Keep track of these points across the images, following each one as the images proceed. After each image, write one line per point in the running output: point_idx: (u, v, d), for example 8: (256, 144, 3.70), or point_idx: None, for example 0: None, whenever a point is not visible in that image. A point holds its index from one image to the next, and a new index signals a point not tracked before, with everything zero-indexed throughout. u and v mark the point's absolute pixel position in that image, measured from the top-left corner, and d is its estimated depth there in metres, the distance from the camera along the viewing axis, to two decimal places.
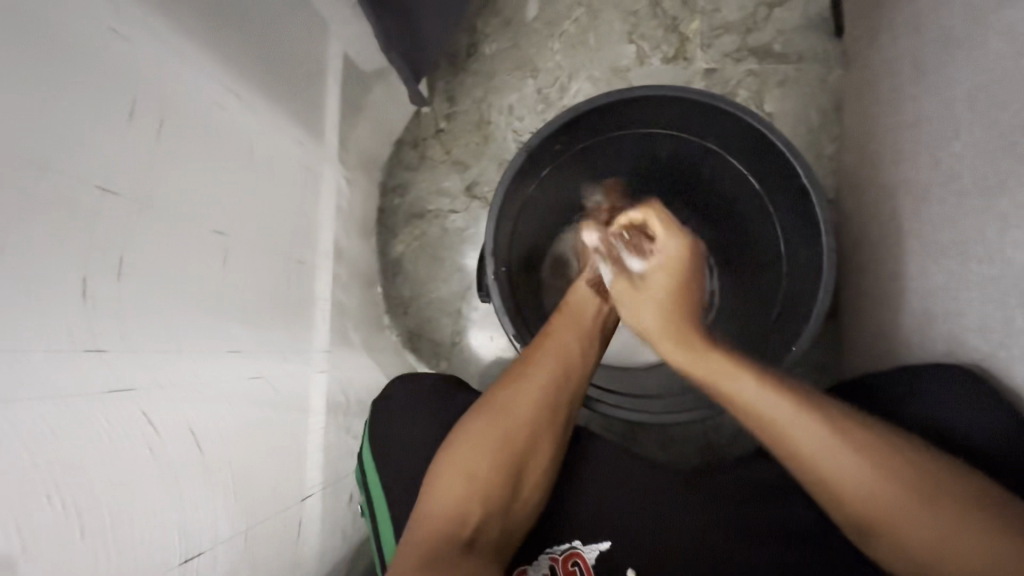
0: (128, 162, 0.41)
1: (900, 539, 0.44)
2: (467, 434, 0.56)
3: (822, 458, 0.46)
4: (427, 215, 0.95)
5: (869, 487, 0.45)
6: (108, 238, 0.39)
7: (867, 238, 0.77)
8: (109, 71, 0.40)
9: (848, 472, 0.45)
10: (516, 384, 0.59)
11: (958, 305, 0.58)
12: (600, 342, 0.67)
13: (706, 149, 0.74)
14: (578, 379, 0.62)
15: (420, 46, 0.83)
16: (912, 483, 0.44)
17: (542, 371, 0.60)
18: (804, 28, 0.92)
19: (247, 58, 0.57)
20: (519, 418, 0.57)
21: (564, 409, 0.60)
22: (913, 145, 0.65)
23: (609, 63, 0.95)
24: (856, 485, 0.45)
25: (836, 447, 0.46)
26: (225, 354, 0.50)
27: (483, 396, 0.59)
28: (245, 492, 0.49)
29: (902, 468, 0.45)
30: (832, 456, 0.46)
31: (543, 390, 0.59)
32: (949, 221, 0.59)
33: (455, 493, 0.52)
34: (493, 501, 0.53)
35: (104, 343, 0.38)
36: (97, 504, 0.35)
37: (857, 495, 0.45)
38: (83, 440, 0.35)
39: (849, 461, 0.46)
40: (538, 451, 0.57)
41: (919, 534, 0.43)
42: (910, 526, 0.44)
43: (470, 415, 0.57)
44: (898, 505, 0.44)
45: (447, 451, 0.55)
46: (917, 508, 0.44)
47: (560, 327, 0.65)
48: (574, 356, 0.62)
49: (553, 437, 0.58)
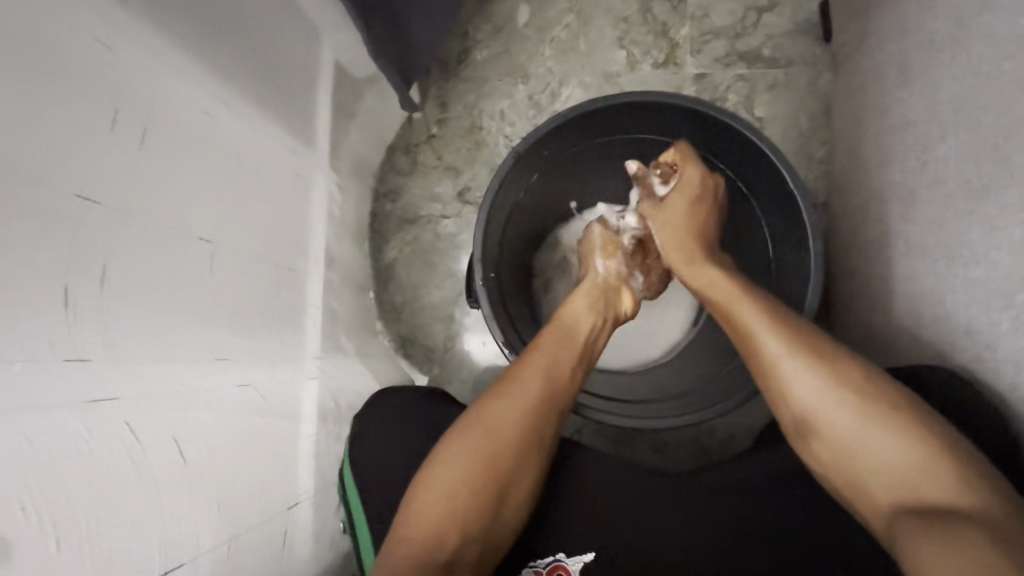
0: (111, 170, 0.41)
1: (841, 446, 0.48)
2: (452, 452, 0.55)
3: (785, 372, 0.52)
4: (419, 221, 0.95)
5: (824, 399, 0.49)
6: (91, 247, 0.39)
7: (857, 241, 0.77)
8: (94, 80, 0.40)
9: (809, 388, 0.50)
10: (503, 401, 0.59)
11: (946, 308, 0.59)
12: (586, 358, 0.67)
13: (696, 154, 0.74)
14: (563, 396, 0.62)
15: (412, 52, 0.83)
16: (865, 400, 0.48)
17: (531, 389, 0.60)
18: (793, 33, 0.93)
19: (236, 65, 0.58)
20: (505, 437, 0.56)
21: (548, 428, 0.59)
22: (901, 148, 0.65)
23: (600, 68, 0.95)
24: (813, 396, 0.50)
25: (801, 363, 0.51)
26: (212, 362, 0.50)
27: (468, 413, 0.58)
28: (231, 501, 0.49)
29: (859, 387, 0.49)
30: (796, 369, 0.51)
31: (529, 409, 0.59)
32: (936, 224, 0.59)
33: (437, 511, 0.51)
34: (475, 521, 0.52)
35: (86, 353, 0.38)
36: (77, 515, 0.35)
37: (813, 405, 0.50)
38: (61, 451, 0.35)
39: (811, 375, 0.50)
40: (522, 473, 0.57)
41: (859, 444, 0.47)
42: (852, 436, 0.48)
43: (455, 433, 0.57)
44: (844, 415, 0.48)
45: (431, 469, 0.54)
46: (862, 423, 0.48)
47: (551, 343, 0.64)
48: (561, 373, 0.62)
49: (537, 458, 0.58)
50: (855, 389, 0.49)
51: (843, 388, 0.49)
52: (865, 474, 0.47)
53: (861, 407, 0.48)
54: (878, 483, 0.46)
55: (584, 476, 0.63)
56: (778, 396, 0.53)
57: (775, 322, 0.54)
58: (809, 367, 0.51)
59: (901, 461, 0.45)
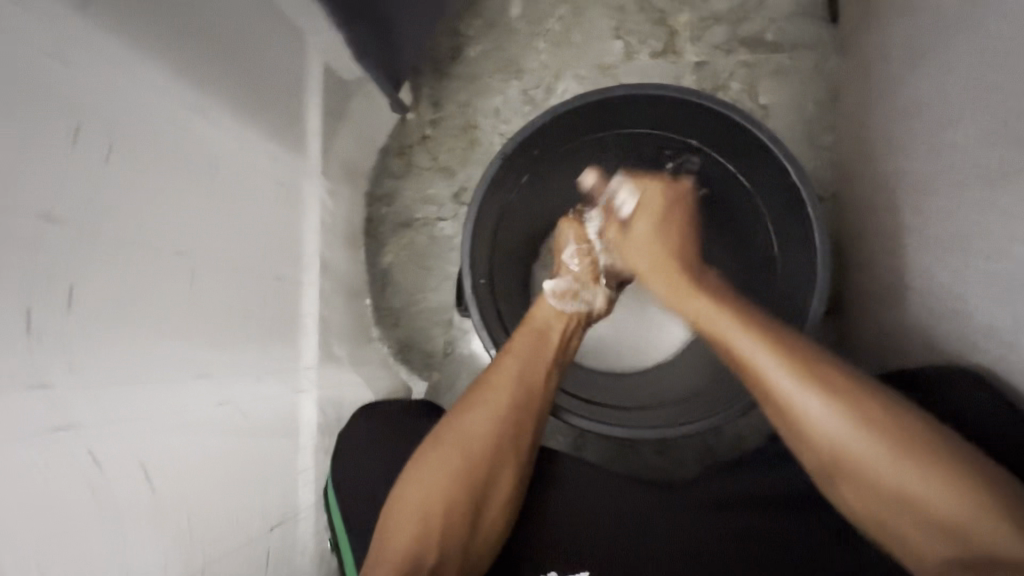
0: (73, 193, 0.39)
1: (885, 491, 0.45)
2: (423, 468, 0.54)
3: (846, 442, 0.46)
4: (414, 224, 0.93)
5: (861, 447, 0.46)
6: (56, 270, 0.37)
7: (868, 231, 0.73)
8: (52, 94, 0.38)
9: (844, 435, 0.46)
10: (475, 402, 0.58)
11: (964, 304, 0.55)
12: (562, 360, 0.65)
13: (692, 146, 0.71)
14: (538, 402, 0.60)
15: (399, 51, 0.81)
16: (900, 436, 0.45)
17: (501, 392, 0.58)
18: (797, 15, 0.89)
19: (213, 73, 0.56)
20: (470, 449, 0.55)
21: (523, 434, 0.58)
22: (915, 133, 0.61)
23: (596, 60, 0.92)
24: (863, 457, 0.46)
25: (805, 387, 0.49)
26: (187, 381, 0.48)
27: (440, 422, 0.58)
28: (202, 528, 0.47)
29: (891, 423, 0.46)
30: (829, 415, 0.47)
31: (501, 415, 0.57)
32: (951, 215, 0.56)
33: (415, 521, 0.51)
34: (450, 534, 0.51)
35: (50, 380, 0.36)
36: (29, 555, 0.33)
37: (856, 456, 0.46)
38: (9, 489, 0.33)
39: (840, 419, 0.47)
40: (495, 485, 0.55)
41: (916, 485, 0.43)
42: (897, 480, 0.44)
43: (428, 438, 0.56)
44: (885, 462, 0.45)
45: (405, 482, 0.53)
46: (897, 464, 0.44)
47: (520, 342, 0.63)
48: (536, 374, 0.61)
49: (513, 464, 0.57)
50: (868, 418, 0.46)
51: (891, 433, 0.45)
52: (912, 516, 0.44)
53: (885, 436, 0.45)
54: (924, 527, 0.43)
55: (577, 489, 0.61)
56: (798, 438, 0.49)
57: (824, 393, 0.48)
58: (828, 405, 0.47)
59: (946, 498, 0.42)
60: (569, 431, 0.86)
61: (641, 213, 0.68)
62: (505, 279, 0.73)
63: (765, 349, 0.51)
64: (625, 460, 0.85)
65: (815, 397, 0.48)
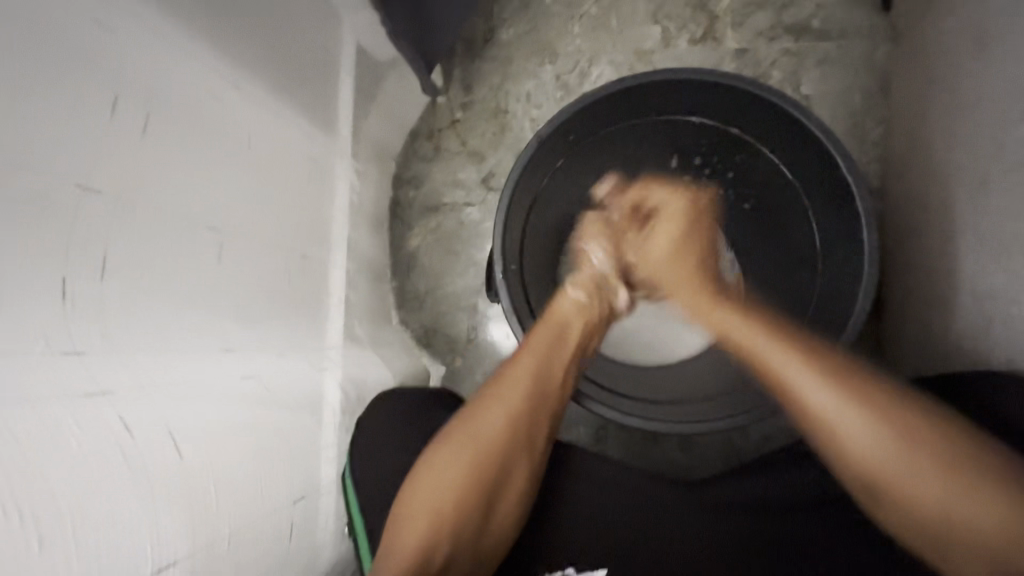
0: (110, 164, 0.39)
1: (936, 522, 0.43)
2: (433, 467, 0.53)
3: (884, 472, 0.44)
4: (442, 208, 0.92)
5: (891, 462, 0.44)
6: (90, 237, 0.37)
7: (916, 229, 0.70)
8: (97, 65, 0.38)
9: (875, 451, 0.44)
10: (488, 403, 0.56)
11: (1021, 308, 0.52)
12: (581, 353, 0.63)
13: (733, 135, 0.69)
14: (556, 392, 0.59)
15: (433, 32, 0.80)
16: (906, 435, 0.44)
17: (518, 394, 0.57)
18: (847, 2, 0.85)
19: (250, 48, 0.56)
20: (486, 445, 0.54)
21: (537, 432, 0.57)
22: (976, 126, 0.57)
23: (632, 45, 0.90)
24: (900, 477, 0.44)
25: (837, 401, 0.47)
26: (215, 354, 0.49)
27: (452, 420, 0.56)
28: (228, 499, 0.47)
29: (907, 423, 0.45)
30: (861, 431, 0.45)
31: (515, 416, 0.56)
32: (1012, 213, 0.53)
33: (424, 522, 0.49)
34: (464, 527, 0.50)
35: (82, 346, 0.37)
36: (60, 514, 0.34)
37: (904, 490, 0.44)
38: (46, 448, 0.34)
39: (859, 423, 0.45)
40: (512, 479, 0.54)
41: (928, 495, 0.43)
42: (922, 494, 0.43)
43: (438, 441, 0.55)
44: (924, 482, 0.43)
45: (416, 479, 0.52)
46: (940, 483, 0.42)
47: (539, 342, 0.61)
48: (553, 377, 0.59)
49: (529, 458, 0.56)
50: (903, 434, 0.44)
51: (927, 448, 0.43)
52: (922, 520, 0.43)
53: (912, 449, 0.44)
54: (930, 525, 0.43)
55: (595, 480, 0.61)
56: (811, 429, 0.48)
57: (833, 382, 0.47)
58: (836, 397, 0.47)
59: (945, 494, 0.42)
60: (594, 424, 0.84)
61: (660, 223, 0.68)
62: (533, 266, 0.72)
63: (807, 369, 0.49)
64: (647, 457, 0.83)
65: (842, 410, 0.46)
